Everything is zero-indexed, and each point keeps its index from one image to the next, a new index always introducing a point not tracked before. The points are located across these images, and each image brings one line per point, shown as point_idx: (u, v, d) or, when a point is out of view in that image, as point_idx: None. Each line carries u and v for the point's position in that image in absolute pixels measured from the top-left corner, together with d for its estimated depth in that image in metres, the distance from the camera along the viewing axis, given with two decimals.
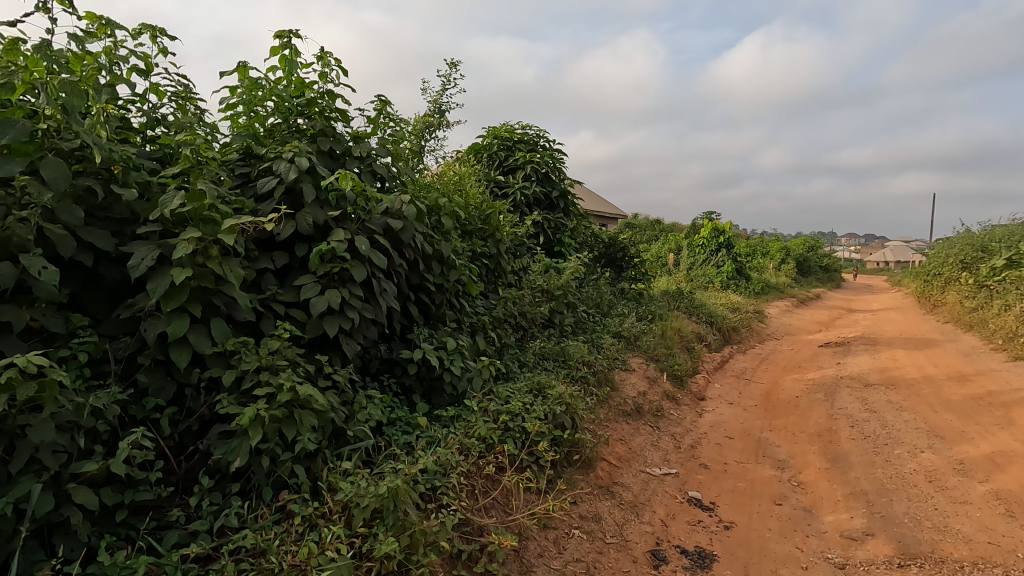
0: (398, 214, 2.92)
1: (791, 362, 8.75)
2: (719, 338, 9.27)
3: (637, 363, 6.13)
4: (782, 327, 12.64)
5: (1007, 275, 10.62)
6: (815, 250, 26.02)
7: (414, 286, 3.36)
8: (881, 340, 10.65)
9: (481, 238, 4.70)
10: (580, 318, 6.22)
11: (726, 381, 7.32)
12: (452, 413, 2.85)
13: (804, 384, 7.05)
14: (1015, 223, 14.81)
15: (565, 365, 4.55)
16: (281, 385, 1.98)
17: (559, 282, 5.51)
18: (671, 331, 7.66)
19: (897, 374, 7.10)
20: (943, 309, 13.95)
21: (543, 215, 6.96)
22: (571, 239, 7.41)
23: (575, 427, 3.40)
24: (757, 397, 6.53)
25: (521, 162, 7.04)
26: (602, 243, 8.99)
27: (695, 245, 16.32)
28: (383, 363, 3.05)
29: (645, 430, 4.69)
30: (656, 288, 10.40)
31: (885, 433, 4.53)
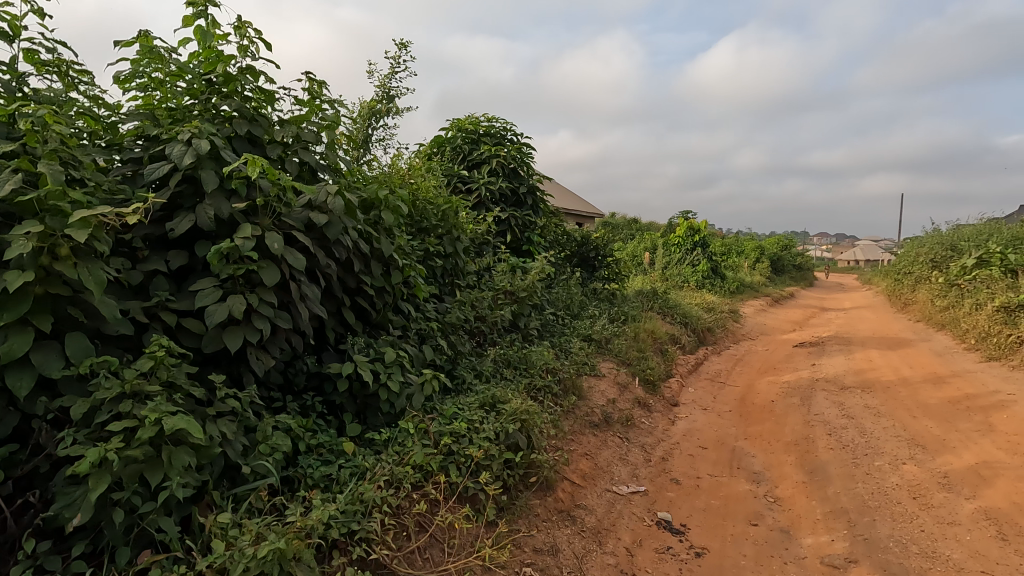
0: (322, 208, 2.54)
1: (766, 363, 8.56)
2: (694, 339, 9.04)
3: (607, 368, 5.82)
4: (757, 326, 12.52)
5: (977, 274, 10.63)
6: (789, 249, 26.20)
7: (350, 290, 2.98)
8: (855, 339, 10.55)
9: (437, 236, 4.35)
10: (548, 321, 5.89)
11: (701, 384, 7.07)
12: (386, 437, 2.48)
13: (780, 388, 6.82)
14: (982, 223, 14.97)
15: (527, 373, 4.21)
16: (145, 419, 1.60)
17: (524, 283, 5.17)
18: (644, 333, 7.37)
19: (873, 375, 6.94)
20: (914, 308, 14.01)
21: (510, 212, 6.61)
22: (539, 237, 7.08)
23: (531, 447, 3.05)
24: (732, 402, 6.28)
25: (486, 156, 6.68)
26: (574, 242, 8.67)
27: (671, 245, 16.15)
28: (310, 379, 2.67)
29: (613, 442, 4.37)
30: (630, 288, 10.13)
31: (865, 443, 4.29)
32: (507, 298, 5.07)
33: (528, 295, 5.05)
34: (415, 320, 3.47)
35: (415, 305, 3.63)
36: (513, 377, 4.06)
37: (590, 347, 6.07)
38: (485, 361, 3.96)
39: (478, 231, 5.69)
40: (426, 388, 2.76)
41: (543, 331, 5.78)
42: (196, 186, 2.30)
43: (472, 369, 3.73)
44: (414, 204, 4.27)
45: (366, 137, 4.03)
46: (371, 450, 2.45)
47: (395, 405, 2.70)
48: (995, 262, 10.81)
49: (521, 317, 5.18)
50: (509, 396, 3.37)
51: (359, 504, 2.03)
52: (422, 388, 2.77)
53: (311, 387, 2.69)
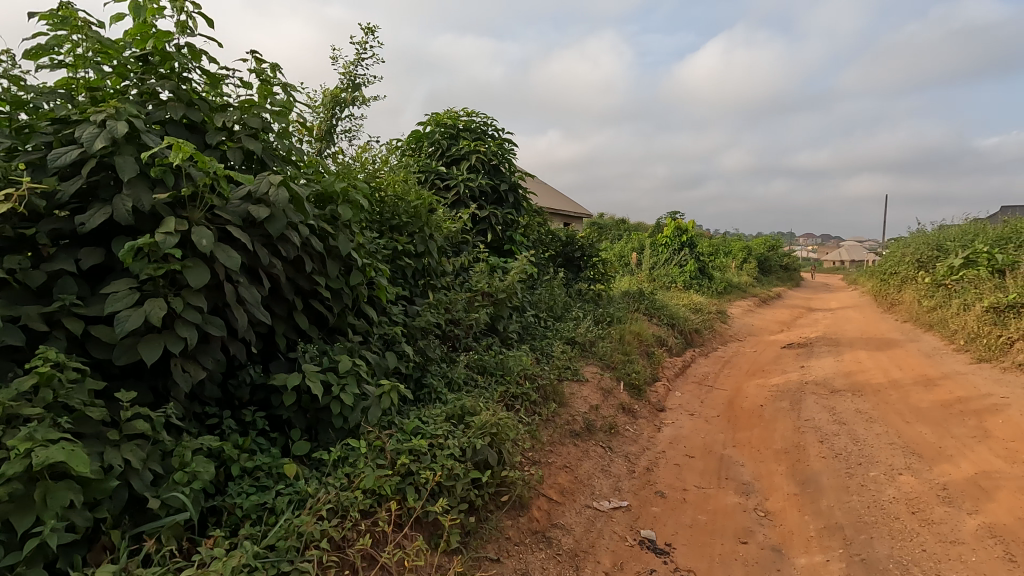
0: (263, 200, 2.27)
1: (753, 365, 8.38)
2: (681, 341, 8.85)
3: (591, 373, 5.58)
4: (744, 327, 12.38)
5: (965, 274, 10.56)
6: (775, 249, 26.20)
7: (302, 293, 2.70)
8: (843, 340, 10.43)
9: (408, 234, 4.08)
10: (528, 324, 5.64)
11: (688, 388, 6.87)
12: (336, 457, 2.22)
13: (768, 391, 6.63)
14: (967, 223, 15.00)
15: (502, 380, 3.97)
16: (15, 451, 1.33)
17: (502, 284, 4.91)
18: (629, 336, 7.15)
19: (863, 378, 6.78)
20: (900, 308, 13.96)
21: (490, 211, 6.35)
22: (521, 236, 6.83)
23: (502, 463, 2.80)
24: (719, 407, 6.08)
25: (466, 152, 6.40)
26: (558, 241, 8.43)
27: (658, 245, 15.99)
28: (254, 392, 2.40)
29: (595, 453, 4.13)
30: (616, 289, 9.91)
31: (858, 451, 4.10)
32: (484, 300, 4.83)
33: (506, 297, 4.80)
34: (381, 324, 3.20)
35: (380, 309, 3.36)
36: (487, 385, 3.81)
37: (573, 351, 5.83)
38: (458, 368, 3.70)
39: (455, 229, 5.43)
40: (385, 401, 2.50)
41: (524, 334, 5.53)
42: (114, 175, 2.02)
43: (442, 378, 3.47)
44: (383, 200, 4.00)
45: (330, 129, 3.76)
46: (319, 472, 2.19)
47: (348, 420, 2.43)
48: (982, 262, 10.74)
49: (499, 320, 4.94)
50: (479, 406, 3.12)
51: (295, 539, 1.77)
52: (380, 401, 2.51)
53: (255, 401, 2.42)
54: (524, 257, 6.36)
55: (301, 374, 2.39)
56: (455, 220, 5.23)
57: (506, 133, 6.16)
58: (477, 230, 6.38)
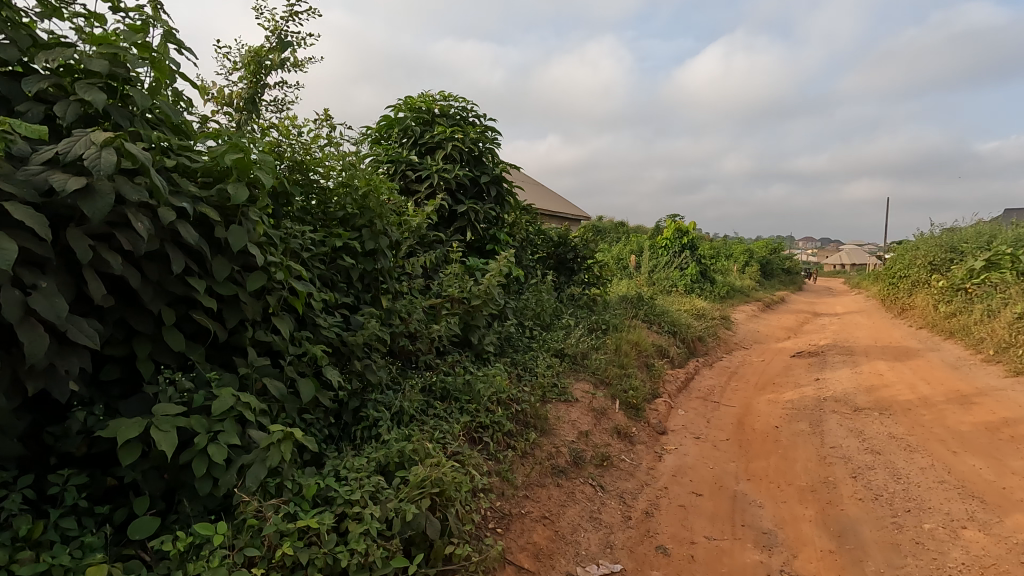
0: (82, 169, 1.59)
1: (762, 377, 7.64)
2: (683, 350, 8.13)
3: (581, 391, 4.86)
4: (749, 334, 11.66)
5: (988, 278, 9.87)
6: (777, 252, 25.45)
7: (175, 303, 1.99)
8: (857, 349, 9.71)
9: (354, 229, 3.37)
10: (510, 335, 4.92)
11: (691, 405, 6.13)
12: (179, 549, 1.50)
13: (782, 409, 5.91)
14: (982, 225, 14.33)
15: (467, 407, 3.25)
16: None
17: (476, 288, 4.19)
18: (626, 346, 6.41)
19: (887, 393, 6.07)
20: (913, 314, 13.23)
21: (468, 207, 5.64)
22: (505, 235, 6.12)
23: (448, 535, 2.06)
24: (728, 428, 5.34)
25: (441, 140, 5.66)
26: (548, 242, 7.70)
27: (658, 248, 15.29)
28: (88, 444, 1.69)
29: (582, 495, 3.39)
30: (613, 293, 9.21)
31: (903, 492, 3.39)
32: (450, 307, 4.11)
33: (480, 305, 4.08)
34: (301, 341, 2.46)
35: (301, 323, 2.63)
36: (446, 416, 3.09)
37: (562, 366, 5.10)
38: (407, 393, 2.98)
39: (424, 227, 4.72)
40: (276, 457, 1.76)
41: (503, 347, 4.80)
42: None
43: (383, 410, 2.74)
44: (321, 185, 3.28)
45: (252, 97, 3.11)
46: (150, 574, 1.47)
47: (219, 485, 1.71)
48: (1006, 265, 10.05)
49: (472, 329, 4.23)
50: (427, 451, 2.39)
51: None
52: (268, 455, 1.76)
53: (89, 457, 1.71)
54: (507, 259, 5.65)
55: (149, 419, 1.68)
56: (424, 215, 4.51)
57: (487, 119, 5.44)
58: (454, 229, 5.69)
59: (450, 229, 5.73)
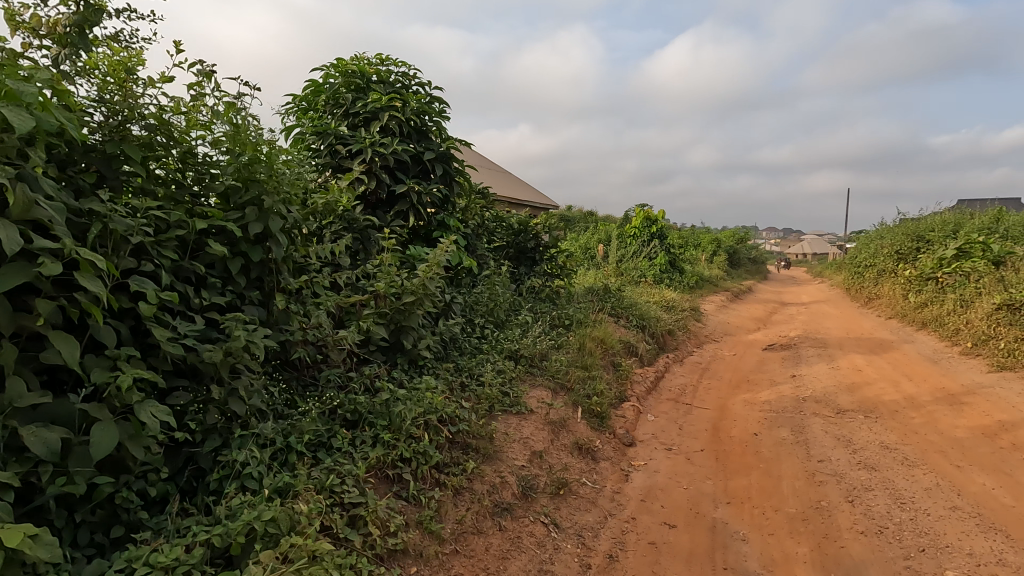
0: None
1: (735, 374, 7.16)
2: (652, 345, 7.59)
3: (537, 400, 4.21)
4: (720, 326, 11.27)
5: (959, 267, 9.63)
6: (745, 241, 25.35)
7: None
8: (829, 341, 9.36)
9: (236, 206, 2.64)
10: (454, 335, 4.23)
11: (661, 408, 5.56)
12: None
13: (759, 411, 5.39)
14: (948, 215, 14.28)
15: (382, 433, 2.55)
16: None
17: (409, 281, 3.47)
18: (589, 345, 5.80)
19: (870, 393, 5.61)
20: (881, 303, 13.06)
21: (408, 186, 4.90)
22: (454, 220, 5.44)
23: None
24: (702, 436, 4.78)
25: (377, 109, 4.85)
26: (507, 229, 7.01)
27: (626, 237, 14.80)
28: None
29: (531, 539, 2.75)
30: (578, 284, 8.61)
31: (912, 523, 2.87)
32: (374, 305, 3.39)
33: (413, 301, 3.38)
34: (118, 362, 1.73)
35: (129, 336, 1.89)
36: (351, 450, 2.39)
37: (517, 371, 4.45)
38: (294, 425, 2.29)
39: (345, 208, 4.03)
40: None
41: (445, 351, 4.11)
42: None
43: (251, 450, 2.05)
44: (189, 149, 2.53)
45: (82, 27, 2.30)
46: None
47: None
48: (978, 254, 9.82)
49: (404, 330, 3.54)
50: (292, 520, 1.80)
51: None
52: None
53: None
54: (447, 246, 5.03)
55: None
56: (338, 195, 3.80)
57: (432, 88, 4.68)
58: (395, 213, 4.98)
59: (389, 213, 4.99)
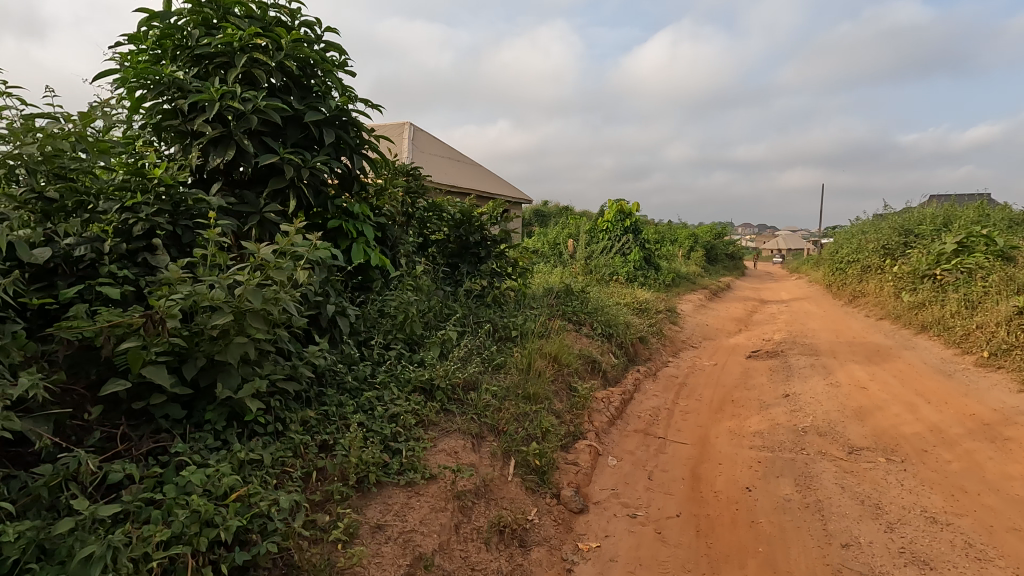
0: None
1: (718, 392, 5.98)
2: (619, 357, 6.40)
3: (445, 459, 2.96)
4: (697, 328, 10.19)
5: (962, 263, 8.68)
6: (722, 237, 24.41)
7: None
8: (820, 346, 8.31)
9: None
10: (325, 366, 2.97)
11: (627, 446, 4.35)
12: None
13: (750, 449, 4.23)
14: (937, 208, 13.47)
15: None
16: None
17: (222, 291, 2.29)
18: (538, 365, 4.56)
19: (884, 420, 4.50)
20: (868, 302, 12.12)
21: (281, 157, 3.61)
22: (359, 206, 4.15)
23: None
24: (678, 493, 3.58)
25: (233, 52, 3.52)
26: (444, 218, 5.71)
27: (598, 232, 13.72)
28: None
29: None
30: (535, 284, 7.38)
31: None
32: (146, 333, 2.08)
33: (225, 320, 2.23)
34: None
35: None
36: None
37: (422, 413, 3.20)
38: None
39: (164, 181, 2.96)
40: None
41: (306, 393, 2.84)
42: None
43: None
44: None
45: None
46: None
47: None
48: (980, 249, 8.90)
49: (217, 366, 2.36)
50: None
51: None
52: None
53: None
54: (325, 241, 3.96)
55: None
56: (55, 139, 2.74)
57: (323, 29, 3.48)
58: (271, 193, 3.73)
59: (262, 194, 3.72)
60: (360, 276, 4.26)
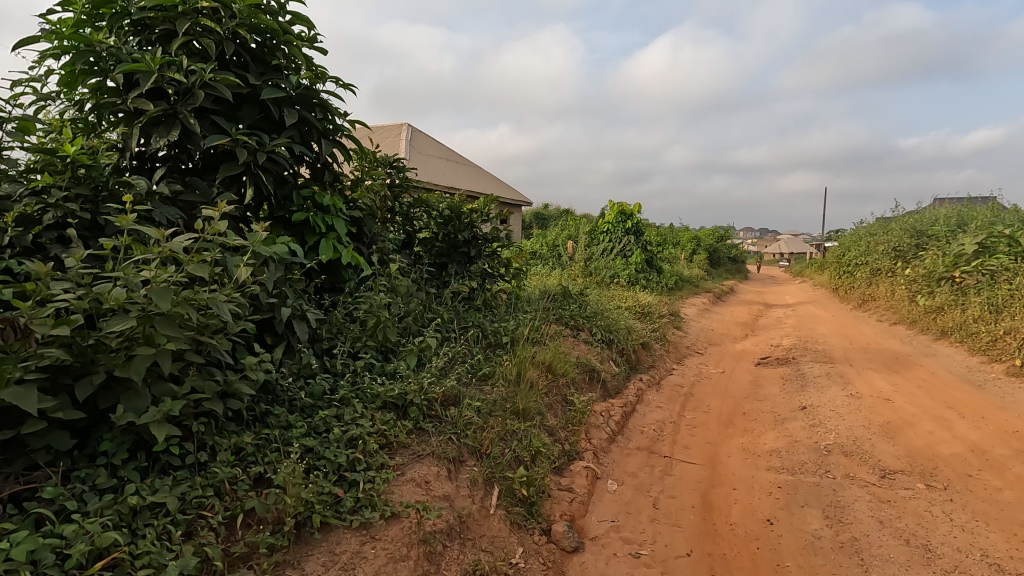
0: None
1: (727, 404, 5.50)
2: (620, 365, 5.94)
3: (413, 492, 2.49)
4: (702, 333, 9.72)
5: (983, 265, 8.21)
6: (725, 240, 23.91)
7: None
8: (833, 353, 7.83)
9: None
10: (270, 380, 2.51)
11: (629, 467, 3.87)
12: None
13: (768, 471, 3.76)
14: (949, 209, 13.00)
15: None
16: None
17: (122, 290, 1.85)
18: (530, 375, 4.09)
19: (917, 439, 4.02)
20: (879, 306, 11.64)
21: (233, 139, 3.14)
22: (329, 196, 3.68)
23: None
24: (688, 525, 3.10)
25: (176, 18, 3.07)
26: (429, 214, 5.26)
27: (598, 233, 13.29)
28: None
29: None
30: (530, 286, 6.92)
31: None
32: (6, 341, 1.76)
33: (125, 326, 1.79)
34: None
35: None
36: None
37: (389, 434, 2.73)
38: None
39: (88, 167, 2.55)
40: None
41: (245, 412, 2.38)
42: None
43: None
44: None
45: None
46: None
47: None
48: (1001, 250, 8.43)
49: (120, 385, 1.90)
50: None
51: None
52: None
53: None
54: (289, 236, 3.50)
55: None
56: None
57: None
58: (225, 180, 3.27)
59: (214, 181, 3.27)
60: (329, 275, 3.80)
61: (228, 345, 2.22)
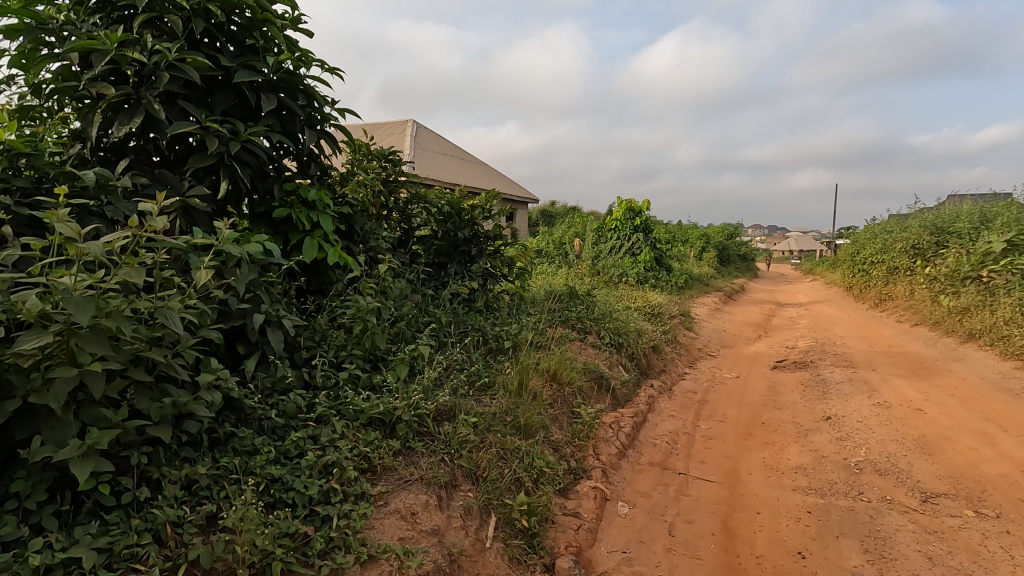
0: None
1: (745, 413, 5.15)
2: (629, 370, 5.59)
3: (396, 527, 2.18)
4: (714, 334, 9.36)
5: (1012, 264, 7.79)
6: (735, 237, 23.44)
7: None
8: (854, 356, 7.44)
9: None
10: (233, 399, 2.20)
11: (641, 486, 3.55)
12: None
13: (795, 492, 3.42)
14: (971, 205, 12.53)
15: None
16: None
17: (37, 300, 1.54)
18: (533, 385, 3.77)
19: (957, 456, 3.67)
20: (898, 306, 11.21)
21: (202, 127, 2.82)
22: (314, 191, 3.35)
23: None
24: (708, 556, 2.77)
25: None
26: (426, 210, 4.94)
27: (606, 231, 12.93)
28: None
29: None
30: (535, 286, 6.59)
31: None
32: None
33: (37, 343, 1.49)
34: None
35: None
36: None
37: (371, 458, 2.41)
38: None
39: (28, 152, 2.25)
40: None
41: (203, 437, 2.07)
42: None
43: None
44: None
45: None
46: None
47: None
48: None
49: (40, 412, 1.59)
50: None
51: None
52: None
53: None
54: (269, 234, 3.19)
55: None
56: None
57: None
58: (196, 173, 2.96)
59: (184, 174, 2.95)
60: (314, 276, 3.49)
61: (178, 361, 1.90)
